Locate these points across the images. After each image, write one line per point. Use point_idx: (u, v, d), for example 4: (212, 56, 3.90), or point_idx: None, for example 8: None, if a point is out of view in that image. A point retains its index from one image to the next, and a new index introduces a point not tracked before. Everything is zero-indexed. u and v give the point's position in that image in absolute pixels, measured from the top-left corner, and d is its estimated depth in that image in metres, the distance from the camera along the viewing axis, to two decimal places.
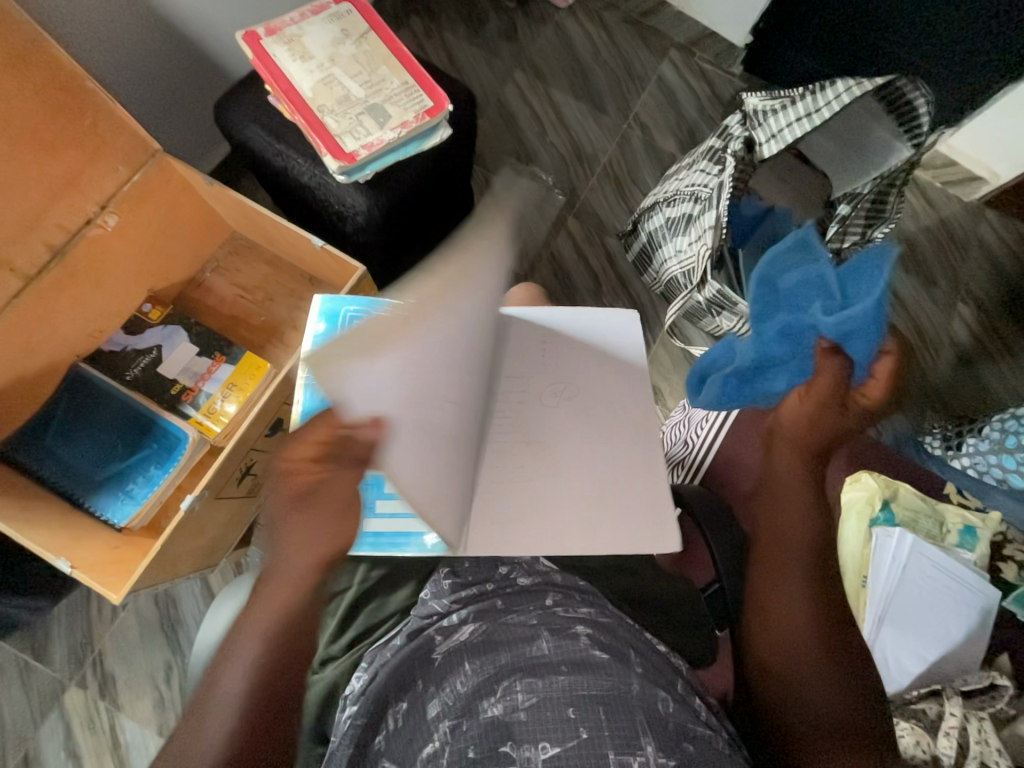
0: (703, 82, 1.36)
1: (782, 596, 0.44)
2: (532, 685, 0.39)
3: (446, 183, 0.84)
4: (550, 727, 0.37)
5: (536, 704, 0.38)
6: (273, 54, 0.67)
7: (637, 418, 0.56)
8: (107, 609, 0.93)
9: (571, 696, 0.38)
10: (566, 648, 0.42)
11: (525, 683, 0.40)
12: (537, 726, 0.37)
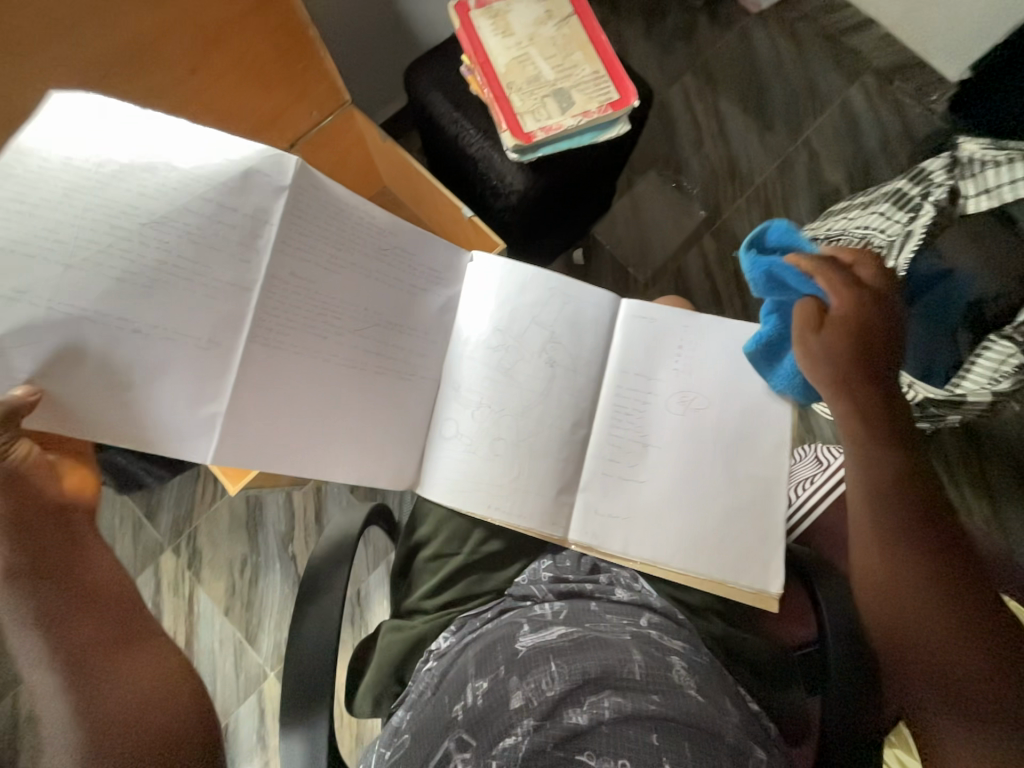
0: (895, 115, 1.22)
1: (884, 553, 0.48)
2: (621, 701, 0.39)
3: (600, 177, 0.83)
4: (631, 746, 0.36)
5: (620, 722, 0.38)
6: (477, 27, 0.69)
7: (772, 452, 0.53)
8: (208, 494, 1.06)
9: (657, 721, 0.37)
10: (658, 676, 0.40)
11: (612, 699, 0.39)
12: (618, 741, 0.37)
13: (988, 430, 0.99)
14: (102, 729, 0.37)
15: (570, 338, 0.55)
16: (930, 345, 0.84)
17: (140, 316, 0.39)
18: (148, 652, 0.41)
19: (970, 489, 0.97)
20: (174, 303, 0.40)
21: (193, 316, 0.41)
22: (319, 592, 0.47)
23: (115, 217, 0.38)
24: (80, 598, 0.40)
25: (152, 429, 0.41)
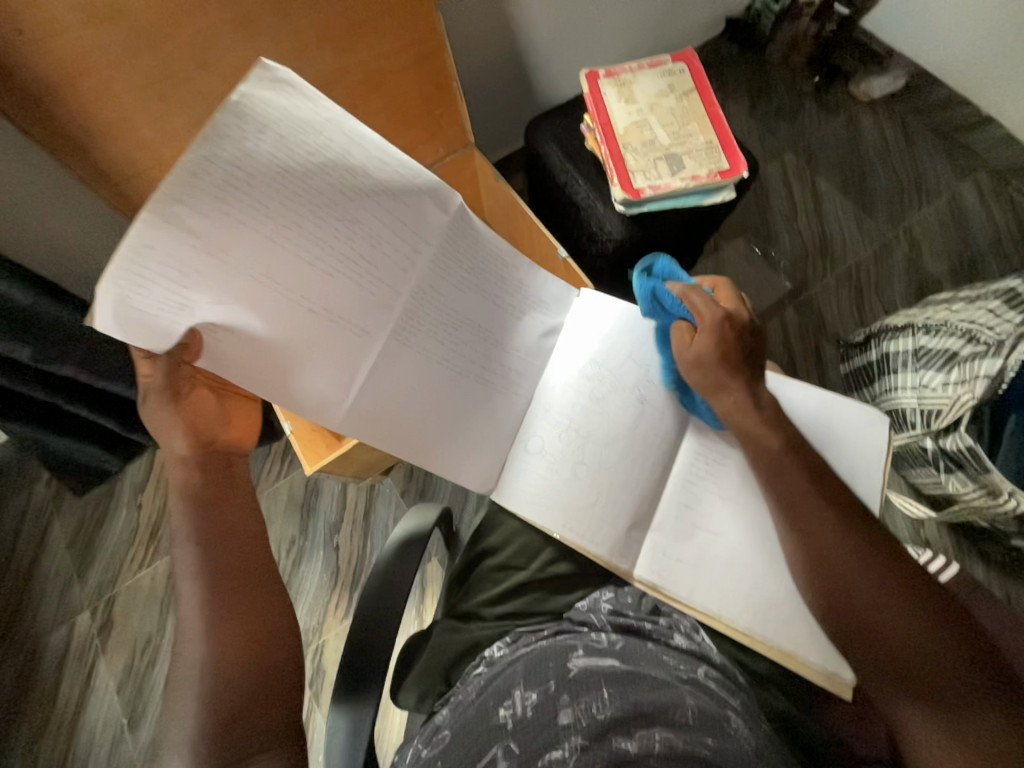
0: (1009, 215, 1.18)
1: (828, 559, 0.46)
2: (672, 738, 0.38)
3: (694, 238, 0.86)
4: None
5: (672, 759, 0.36)
6: (604, 93, 0.77)
7: None
8: (273, 473, 1.13)
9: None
10: (715, 724, 0.39)
11: (663, 734, 0.38)
12: None
13: None
14: (220, 653, 0.40)
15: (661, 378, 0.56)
16: None
17: (314, 296, 0.43)
18: (262, 596, 0.43)
19: None
20: (331, 291, 0.44)
21: (352, 303, 0.45)
22: (384, 577, 0.50)
23: (313, 203, 0.41)
24: (229, 528, 0.44)
25: (292, 400, 0.45)
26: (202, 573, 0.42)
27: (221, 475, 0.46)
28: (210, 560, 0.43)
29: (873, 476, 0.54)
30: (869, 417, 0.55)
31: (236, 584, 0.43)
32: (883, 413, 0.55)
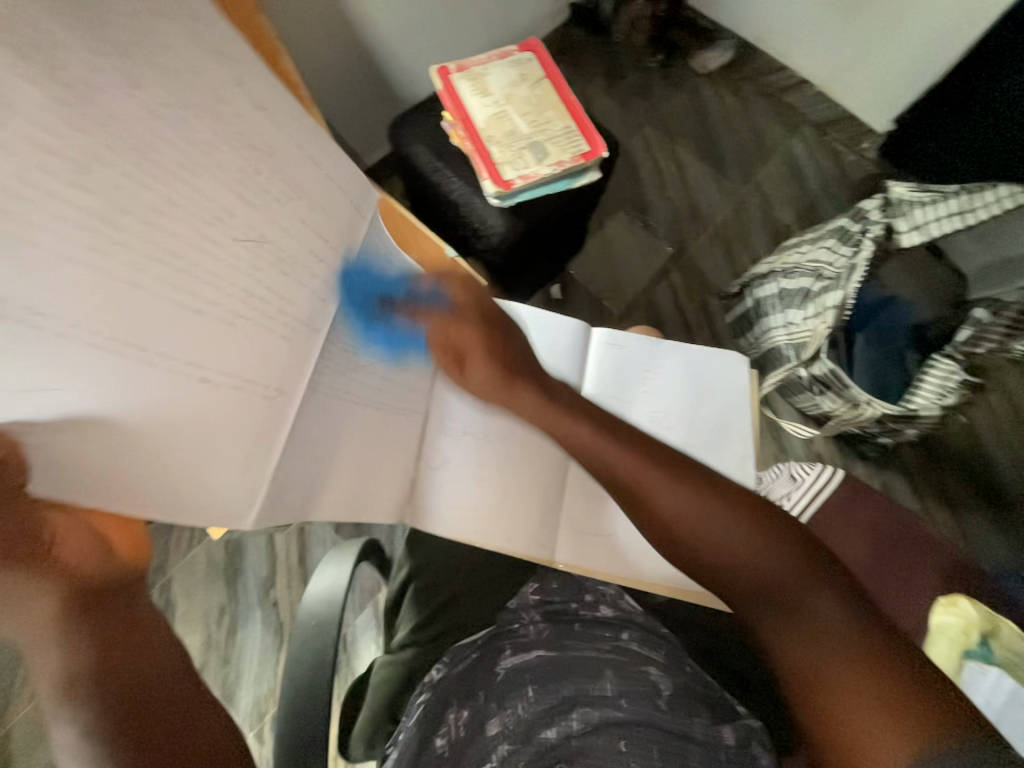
0: (832, 162, 1.35)
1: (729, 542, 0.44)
2: (590, 713, 0.42)
3: (573, 221, 0.89)
4: (599, 756, 0.39)
5: (589, 733, 0.41)
6: (458, 88, 0.76)
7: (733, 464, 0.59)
8: (181, 542, 1.02)
9: (624, 730, 0.41)
10: (629, 687, 0.44)
11: (581, 712, 0.43)
12: (589, 752, 0.40)
13: (943, 443, 1.06)
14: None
15: (547, 371, 0.60)
16: (883, 366, 0.91)
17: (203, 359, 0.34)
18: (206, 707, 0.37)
19: (932, 499, 1.03)
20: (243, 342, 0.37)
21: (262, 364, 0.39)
22: (318, 628, 0.48)
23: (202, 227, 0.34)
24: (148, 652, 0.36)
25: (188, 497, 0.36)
26: (97, 719, 0.33)
27: (119, 615, 0.36)
28: (101, 701, 0.33)
29: (744, 412, 0.60)
30: (733, 362, 0.62)
31: (156, 716, 0.35)
32: (744, 356, 0.62)
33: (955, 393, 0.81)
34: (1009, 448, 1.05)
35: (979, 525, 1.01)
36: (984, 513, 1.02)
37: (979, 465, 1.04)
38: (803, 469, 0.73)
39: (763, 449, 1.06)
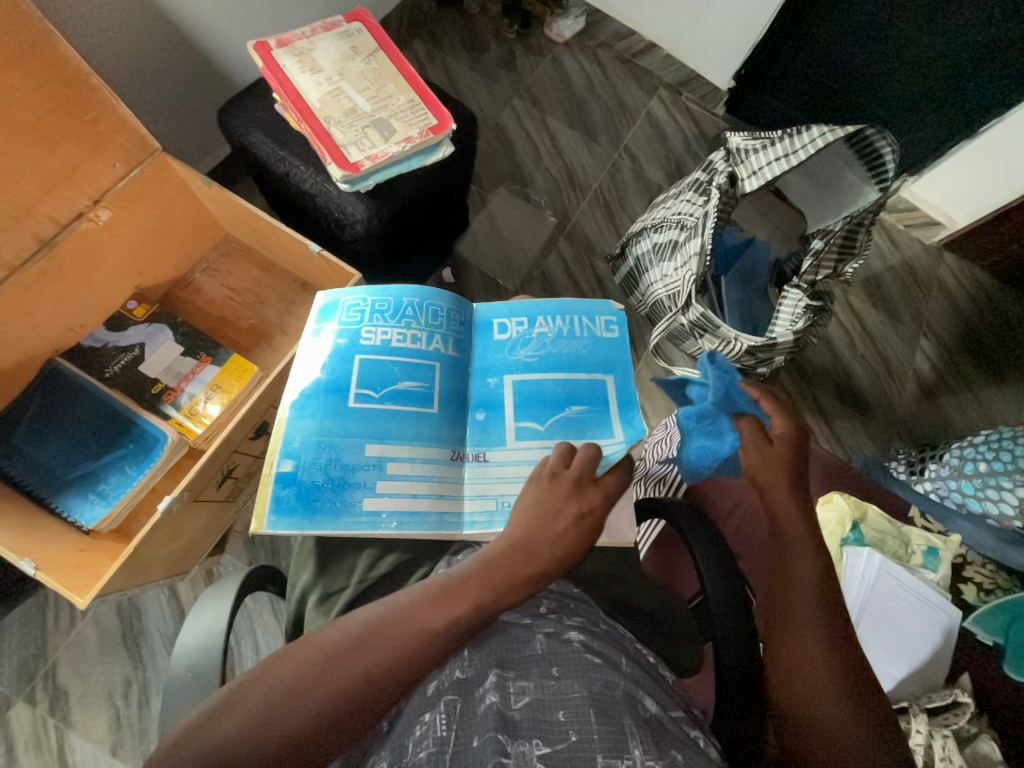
0: (690, 120, 1.43)
1: (796, 566, 0.46)
2: (525, 686, 0.42)
3: (444, 199, 0.86)
4: (543, 728, 0.39)
5: (530, 703, 0.41)
6: (282, 65, 0.69)
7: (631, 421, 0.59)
8: (64, 618, 0.89)
9: (562, 700, 0.41)
10: (558, 649, 0.45)
11: (519, 681, 0.43)
12: (532, 725, 0.40)
13: (811, 363, 1.20)
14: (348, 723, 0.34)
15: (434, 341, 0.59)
16: (748, 304, 1.00)
17: None
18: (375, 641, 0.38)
19: (810, 414, 1.16)
20: None
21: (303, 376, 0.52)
22: (194, 676, 0.46)
23: None
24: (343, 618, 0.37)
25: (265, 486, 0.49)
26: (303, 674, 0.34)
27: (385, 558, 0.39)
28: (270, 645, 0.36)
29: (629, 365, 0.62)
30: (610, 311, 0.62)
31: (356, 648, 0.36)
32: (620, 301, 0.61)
33: (805, 317, 0.90)
34: (862, 359, 1.20)
35: (849, 429, 1.16)
36: (851, 418, 1.16)
37: (842, 378, 1.19)
38: None
39: (665, 396, 1.14)
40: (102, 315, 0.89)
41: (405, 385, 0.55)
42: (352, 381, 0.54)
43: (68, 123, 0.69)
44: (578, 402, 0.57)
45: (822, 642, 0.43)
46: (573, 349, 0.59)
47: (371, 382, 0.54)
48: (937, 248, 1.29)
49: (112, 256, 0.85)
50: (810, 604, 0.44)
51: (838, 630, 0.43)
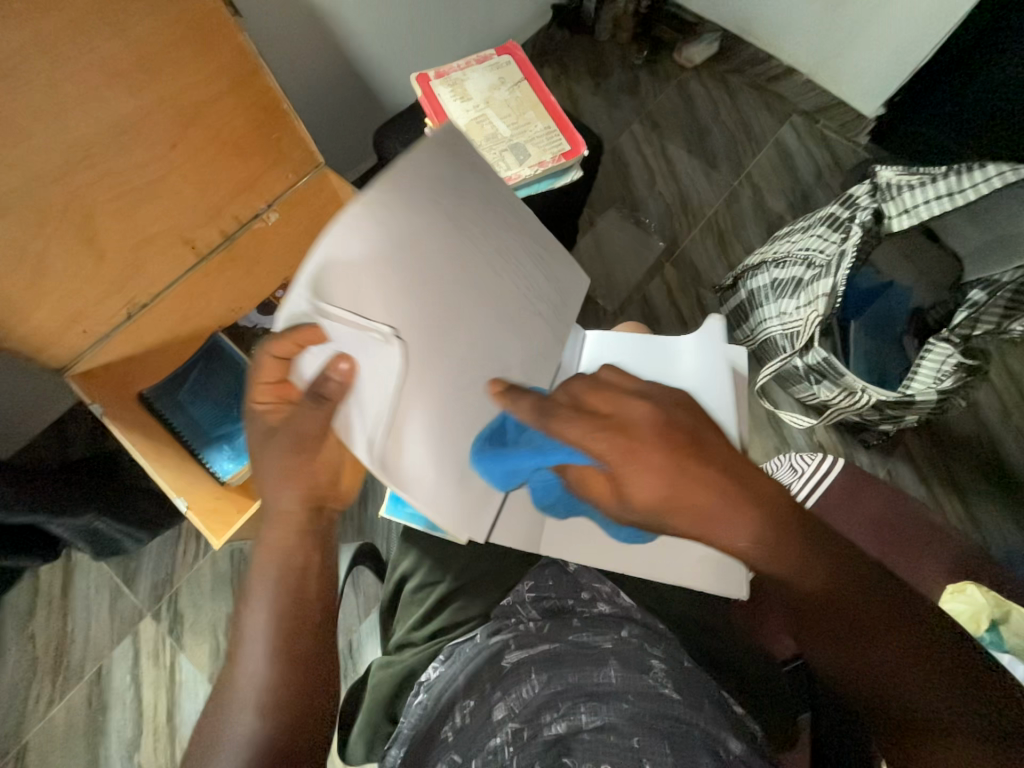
0: (824, 150, 1.33)
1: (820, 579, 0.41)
2: (597, 709, 0.41)
3: (561, 220, 0.89)
4: (612, 750, 0.38)
5: (600, 728, 0.40)
6: (438, 94, 0.77)
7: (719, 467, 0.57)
8: (190, 554, 1.04)
9: (636, 726, 0.40)
10: (633, 680, 0.43)
11: (590, 706, 0.42)
12: (598, 748, 0.39)
13: (948, 428, 1.04)
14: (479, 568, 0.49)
15: None
16: (879, 352, 0.91)
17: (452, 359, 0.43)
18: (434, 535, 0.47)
19: (940, 487, 1.01)
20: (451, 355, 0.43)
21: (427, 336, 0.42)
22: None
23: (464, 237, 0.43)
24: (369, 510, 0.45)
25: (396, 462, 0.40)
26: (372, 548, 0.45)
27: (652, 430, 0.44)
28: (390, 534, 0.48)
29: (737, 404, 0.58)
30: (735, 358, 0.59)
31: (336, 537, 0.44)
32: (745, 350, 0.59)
33: (954, 376, 0.79)
34: (1016, 431, 1.03)
35: (989, 512, 0.99)
36: (994, 499, 1.00)
37: (987, 450, 1.02)
38: (804, 458, 0.73)
39: (764, 440, 1.06)
40: (255, 300, 1.04)
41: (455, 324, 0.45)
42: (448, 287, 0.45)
43: (262, 140, 0.82)
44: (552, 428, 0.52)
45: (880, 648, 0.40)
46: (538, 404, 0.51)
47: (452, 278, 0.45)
48: None
49: (272, 252, 0.99)
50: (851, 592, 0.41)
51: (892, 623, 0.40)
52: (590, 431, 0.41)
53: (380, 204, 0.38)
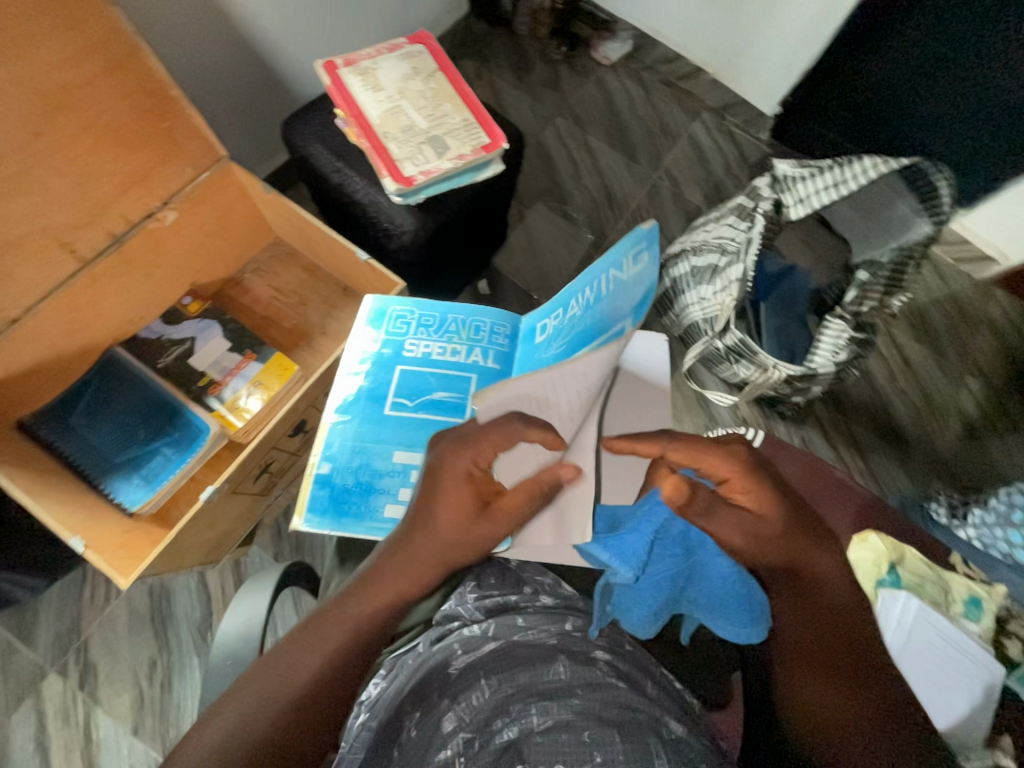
0: (731, 144, 1.42)
1: (798, 625, 0.45)
2: (548, 709, 0.41)
3: (488, 213, 0.88)
4: (565, 750, 0.39)
5: (552, 729, 0.40)
6: (347, 83, 0.73)
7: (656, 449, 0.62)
8: (99, 596, 0.93)
9: (586, 720, 0.41)
10: (582, 673, 0.44)
11: (540, 706, 0.42)
12: (552, 749, 0.39)
13: (848, 394, 1.16)
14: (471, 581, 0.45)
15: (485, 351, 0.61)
16: (786, 330, 0.98)
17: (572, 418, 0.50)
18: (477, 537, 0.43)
19: (845, 448, 1.13)
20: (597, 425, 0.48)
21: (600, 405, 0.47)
22: (235, 665, 0.47)
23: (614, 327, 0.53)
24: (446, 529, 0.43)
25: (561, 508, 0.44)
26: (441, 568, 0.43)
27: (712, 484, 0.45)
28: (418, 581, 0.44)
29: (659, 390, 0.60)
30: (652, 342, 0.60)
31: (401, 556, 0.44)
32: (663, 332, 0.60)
33: (846, 349, 0.88)
34: (902, 393, 1.17)
35: (886, 466, 1.12)
36: (888, 455, 1.12)
37: (880, 411, 1.15)
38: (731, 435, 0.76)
39: (694, 419, 1.13)
40: (158, 309, 0.94)
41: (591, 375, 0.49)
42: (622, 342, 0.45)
43: (150, 130, 0.74)
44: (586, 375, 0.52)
45: (838, 700, 0.42)
46: (591, 315, 0.54)
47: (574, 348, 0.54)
48: (988, 284, 1.24)
49: (173, 254, 0.90)
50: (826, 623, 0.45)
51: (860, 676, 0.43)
52: (697, 446, 0.43)
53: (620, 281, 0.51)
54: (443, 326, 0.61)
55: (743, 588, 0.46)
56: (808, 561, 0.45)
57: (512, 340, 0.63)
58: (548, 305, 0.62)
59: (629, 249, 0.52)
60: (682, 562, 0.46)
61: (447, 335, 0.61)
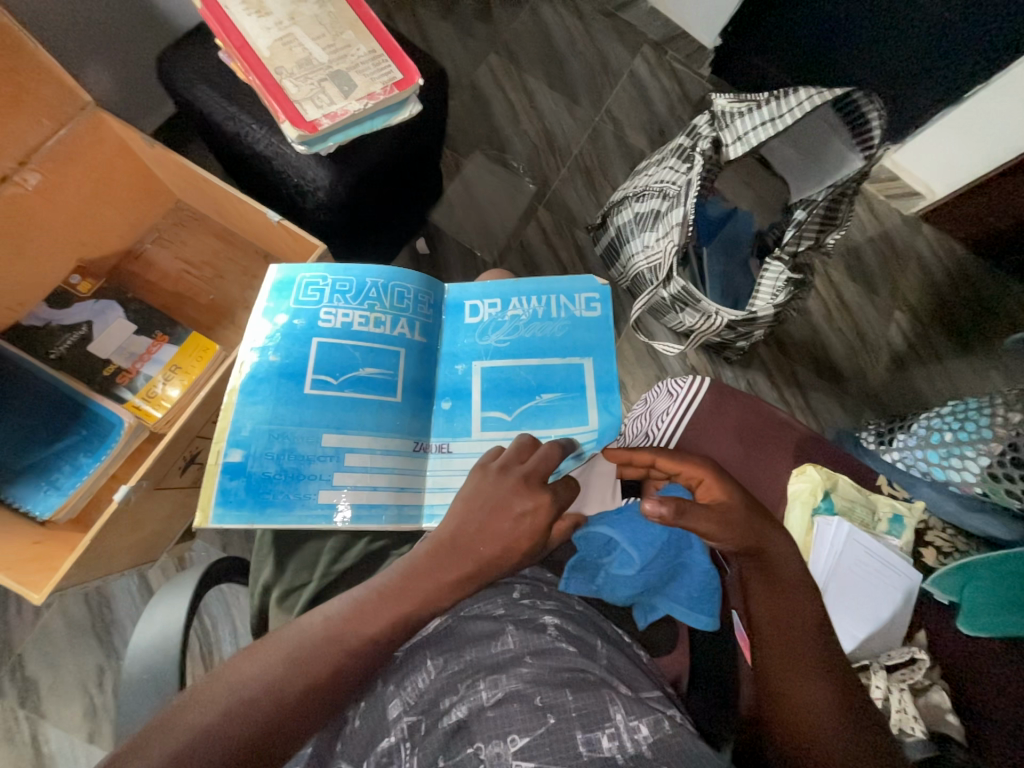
0: (674, 81, 1.36)
1: (783, 617, 0.45)
2: (498, 682, 0.41)
3: (415, 163, 0.80)
4: (518, 719, 0.39)
5: (502, 702, 0.40)
6: (225, 6, 0.62)
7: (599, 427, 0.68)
8: (27, 610, 0.87)
9: (538, 686, 0.40)
10: (531, 639, 0.44)
11: (490, 681, 0.42)
12: (506, 720, 0.39)
13: (789, 336, 1.20)
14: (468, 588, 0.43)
15: (420, 330, 0.57)
16: (728, 274, 0.98)
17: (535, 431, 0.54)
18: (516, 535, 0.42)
19: (787, 388, 1.17)
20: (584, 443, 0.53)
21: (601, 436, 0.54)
22: (153, 680, 0.47)
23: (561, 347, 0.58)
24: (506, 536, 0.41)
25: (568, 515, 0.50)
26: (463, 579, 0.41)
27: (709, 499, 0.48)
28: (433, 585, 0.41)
29: None
30: None
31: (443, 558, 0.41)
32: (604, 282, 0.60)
33: (785, 291, 0.88)
34: (838, 331, 1.21)
35: (823, 402, 1.17)
36: (826, 391, 1.18)
37: (818, 350, 1.20)
38: (680, 384, 0.77)
39: (645, 371, 1.14)
40: (42, 291, 0.83)
41: (547, 398, 0.56)
42: (590, 382, 0.56)
43: None
44: (549, 390, 0.56)
45: (825, 699, 0.42)
46: (549, 332, 0.58)
47: (523, 353, 0.57)
48: (916, 219, 1.28)
49: (48, 226, 0.78)
50: (802, 631, 0.44)
51: (836, 668, 0.43)
52: (675, 458, 0.52)
53: (576, 320, 0.58)
54: (366, 298, 0.55)
55: (713, 584, 0.51)
56: (762, 542, 0.47)
57: (437, 310, 0.59)
58: (482, 286, 0.59)
59: (581, 290, 0.60)
60: (672, 546, 0.52)
61: (370, 308, 0.55)
